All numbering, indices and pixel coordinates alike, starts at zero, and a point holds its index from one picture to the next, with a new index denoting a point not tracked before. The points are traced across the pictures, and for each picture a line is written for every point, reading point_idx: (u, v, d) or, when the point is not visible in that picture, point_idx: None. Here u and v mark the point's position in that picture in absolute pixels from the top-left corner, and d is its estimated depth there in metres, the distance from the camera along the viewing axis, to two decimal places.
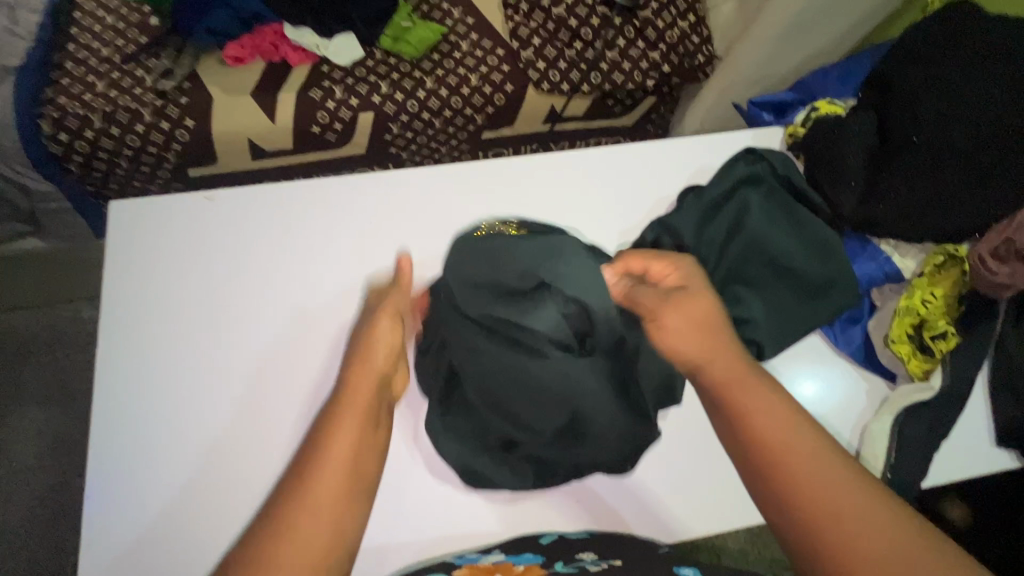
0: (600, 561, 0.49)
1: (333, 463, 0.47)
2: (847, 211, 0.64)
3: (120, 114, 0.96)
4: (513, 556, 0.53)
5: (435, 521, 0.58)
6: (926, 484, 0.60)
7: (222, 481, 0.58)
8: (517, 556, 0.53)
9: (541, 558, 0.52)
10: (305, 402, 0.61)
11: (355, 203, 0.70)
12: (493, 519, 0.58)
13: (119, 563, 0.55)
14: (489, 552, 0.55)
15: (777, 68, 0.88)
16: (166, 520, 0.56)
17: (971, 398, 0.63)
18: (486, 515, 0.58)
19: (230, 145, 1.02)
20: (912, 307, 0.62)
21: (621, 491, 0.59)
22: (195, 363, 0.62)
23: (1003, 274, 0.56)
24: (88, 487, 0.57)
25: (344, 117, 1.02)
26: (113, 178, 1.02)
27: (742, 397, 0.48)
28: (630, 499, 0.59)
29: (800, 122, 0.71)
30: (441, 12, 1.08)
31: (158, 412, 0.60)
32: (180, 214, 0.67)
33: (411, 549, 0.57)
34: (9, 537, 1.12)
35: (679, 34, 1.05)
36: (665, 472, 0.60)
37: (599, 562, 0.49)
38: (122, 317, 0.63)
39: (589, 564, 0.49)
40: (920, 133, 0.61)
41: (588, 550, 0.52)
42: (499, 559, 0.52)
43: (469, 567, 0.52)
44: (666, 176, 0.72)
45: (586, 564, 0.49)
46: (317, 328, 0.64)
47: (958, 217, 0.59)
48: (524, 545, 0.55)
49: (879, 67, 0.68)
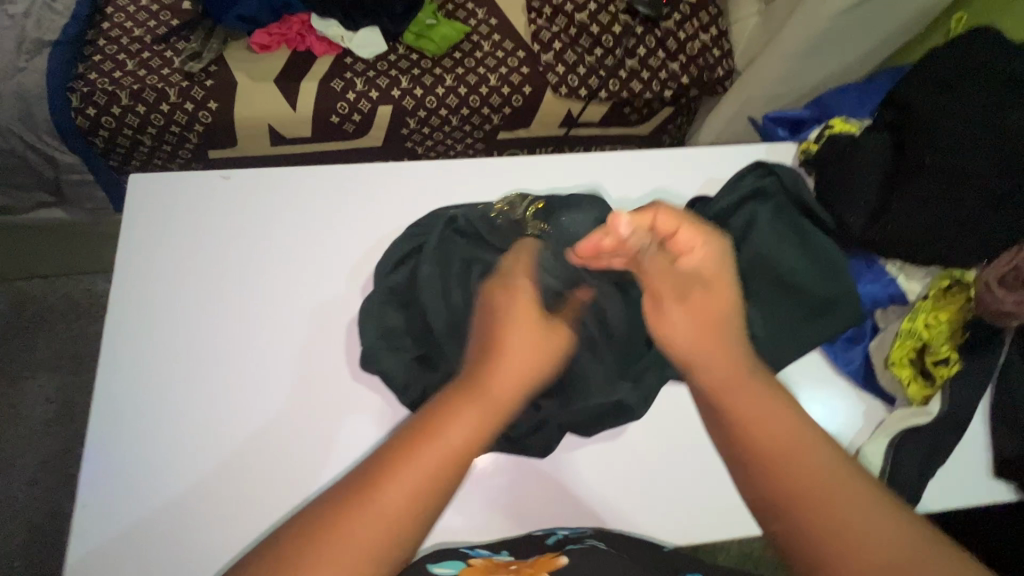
0: (608, 554, 0.49)
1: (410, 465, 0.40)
2: (856, 229, 0.64)
3: (146, 93, 0.99)
4: (523, 551, 0.51)
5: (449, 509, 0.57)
6: (921, 508, 0.60)
7: (215, 458, 0.58)
8: (527, 548, 0.51)
9: (552, 550, 0.51)
10: (302, 381, 0.62)
11: (364, 190, 0.71)
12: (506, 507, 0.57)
13: (109, 531, 0.55)
14: (500, 546, 0.53)
15: (798, 84, 0.87)
16: (158, 492, 0.56)
17: (970, 427, 0.63)
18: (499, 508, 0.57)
19: (250, 130, 1.04)
20: (915, 330, 0.61)
21: (629, 489, 0.59)
22: (197, 339, 0.63)
23: (1010, 302, 0.56)
24: (85, 453, 0.57)
25: (363, 109, 1.04)
26: (135, 154, 1.04)
27: (736, 393, 0.46)
28: (639, 497, 0.59)
29: (814, 140, 0.71)
30: (466, 12, 1.10)
31: (158, 384, 0.61)
32: (194, 194, 0.69)
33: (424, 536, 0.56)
34: (10, 499, 1.14)
35: (700, 46, 1.05)
36: (673, 472, 0.60)
37: (609, 556, 0.48)
38: (133, 287, 0.65)
39: (602, 556, 0.48)
40: (935, 154, 0.60)
41: (597, 541, 0.52)
42: (509, 550, 0.51)
43: (480, 560, 0.50)
44: (673, 184, 0.72)
45: (600, 556, 0.48)
46: (317, 310, 0.65)
47: (972, 242, 0.58)
48: (532, 539, 0.54)
49: (896, 88, 0.68)
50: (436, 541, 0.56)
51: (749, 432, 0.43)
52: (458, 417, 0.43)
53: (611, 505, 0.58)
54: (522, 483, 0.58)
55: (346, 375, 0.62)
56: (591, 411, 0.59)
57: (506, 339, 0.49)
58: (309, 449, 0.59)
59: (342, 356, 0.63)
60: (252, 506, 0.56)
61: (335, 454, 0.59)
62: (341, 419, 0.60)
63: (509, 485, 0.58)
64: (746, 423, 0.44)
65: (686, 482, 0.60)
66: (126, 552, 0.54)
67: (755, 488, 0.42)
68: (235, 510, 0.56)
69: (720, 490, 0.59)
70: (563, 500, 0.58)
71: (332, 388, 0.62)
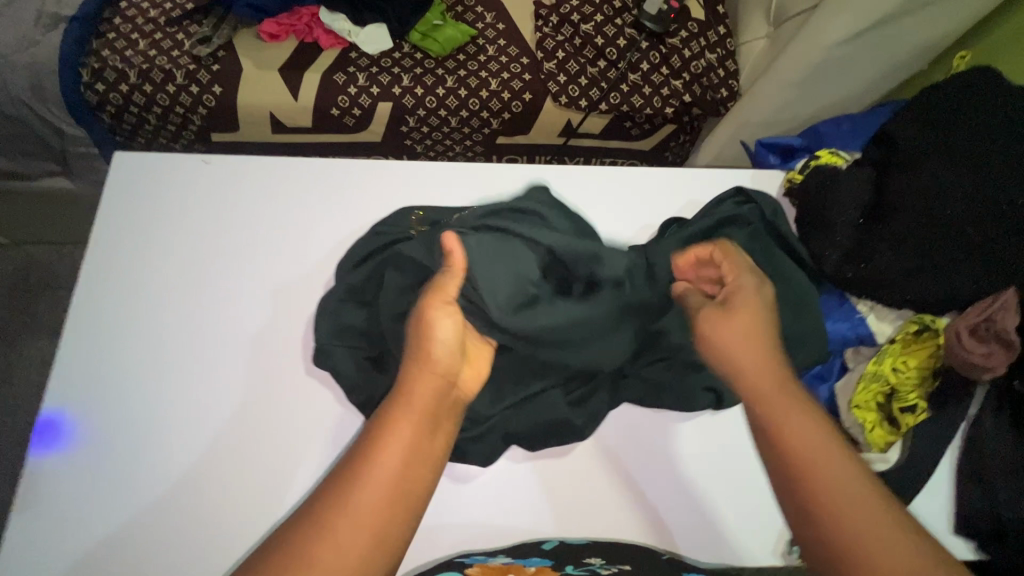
0: (609, 566, 0.52)
1: (376, 481, 0.42)
2: (830, 265, 0.62)
3: (154, 73, 1.01)
4: (522, 559, 0.54)
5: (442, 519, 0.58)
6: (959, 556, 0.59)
7: (172, 442, 0.60)
8: (526, 558, 0.54)
9: (551, 560, 0.54)
10: (261, 371, 0.63)
11: (341, 185, 0.72)
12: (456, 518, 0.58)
13: (52, 500, 0.57)
14: (497, 555, 0.55)
15: (796, 111, 0.85)
16: (99, 465, 0.59)
17: (933, 479, 0.61)
18: (492, 518, 0.58)
19: (252, 116, 1.05)
20: (882, 374, 0.59)
21: (620, 500, 0.59)
22: (160, 320, 0.65)
23: (979, 354, 0.54)
24: (47, 424, 0.60)
25: (363, 104, 1.05)
26: (141, 132, 1.07)
27: (776, 406, 0.47)
28: (633, 508, 0.59)
29: (799, 170, 0.70)
30: (474, 16, 1.10)
31: (115, 360, 0.63)
32: (179, 177, 0.71)
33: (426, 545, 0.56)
34: None
35: (705, 66, 1.04)
36: (665, 484, 0.60)
37: (609, 568, 0.52)
38: (109, 266, 0.67)
39: (599, 567, 0.52)
40: (914, 197, 0.59)
41: (596, 556, 0.54)
42: (509, 559, 0.54)
43: (480, 567, 0.53)
44: (652, 204, 0.71)
45: (597, 567, 0.52)
46: (282, 301, 0.66)
47: (945, 287, 0.57)
48: (528, 548, 0.56)
49: (887, 125, 0.66)
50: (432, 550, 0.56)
51: (801, 461, 0.44)
52: (396, 431, 0.44)
53: (593, 518, 0.58)
54: (504, 493, 0.59)
55: (301, 368, 0.64)
56: (543, 427, 0.59)
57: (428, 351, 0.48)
58: (263, 438, 0.60)
59: (302, 348, 0.64)
60: (188, 489, 0.58)
61: (279, 446, 0.60)
62: (289, 412, 0.62)
63: (501, 493, 0.59)
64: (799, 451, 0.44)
65: (678, 494, 0.60)
66: (62, 518, 0.57)
67: (797, 502, 0.43)
68: (186, 492, 0.58)
69: (700, 506, 0.59)
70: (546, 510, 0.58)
71: (286, 381, 0.63)
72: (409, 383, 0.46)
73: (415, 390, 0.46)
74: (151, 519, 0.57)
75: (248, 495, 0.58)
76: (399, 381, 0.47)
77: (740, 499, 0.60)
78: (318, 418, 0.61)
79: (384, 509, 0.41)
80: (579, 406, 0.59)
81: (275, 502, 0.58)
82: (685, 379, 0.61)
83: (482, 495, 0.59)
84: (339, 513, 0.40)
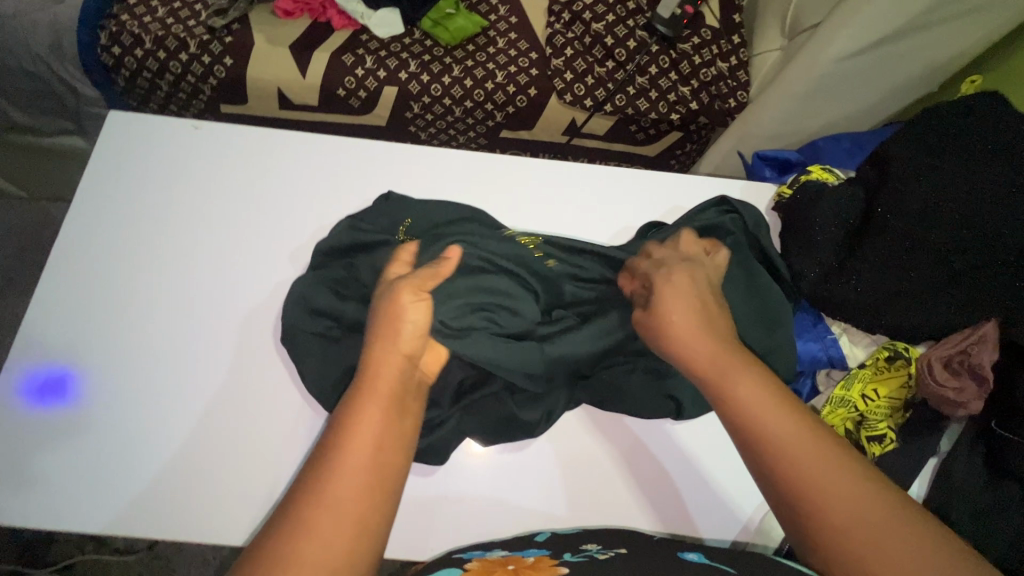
0: (606, 550, 0.48)
1: (344, 471, 0.39)
2: (808, 283, 0.61)
3: (169, 40, 1.02)
4: (520, 550, 0.50)
5: (417, 519, 0.57)
6: None
7: (137, 403, 0.61)
8: (524, 550, 0.50)
9: (548, 550, 0.50)
10: (229, 339, 0.64)
11: (326, 161, 0.72)
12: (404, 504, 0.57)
13: (23, 448, 0.59)
14: (493, 548, 0.52)
15: (797, 127, 0.85)
16: (64, 420, 0.60)
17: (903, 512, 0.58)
18: (476, 516, 0.58)
19: (261, 91, 1.07)
20: (850, 400, 0.57)
21: (600, 487, 0.59)
22: (138, 282, 0.66)
23: (950, 388, 0.53)
24: (32, 380, 0.62)
25: (370, 87, 1.05)
26: (153, 97, 1.09)
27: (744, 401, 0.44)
28: (613, 496, 0.59)
29: (789, 184, 0.68)
30: (488, 7, 1.10)
31: (89, 317, 0.65)
32: (169, 143, 0.72)
33: (407, 542, 0.57)
34: None
35: (715, 74, 1.03)
36: (639, 475, 0.60)
37: (606, 551, 0.48)
38: (96, 223, 0.68)
39: (595, 552, 0.48)
40: (902, 220, 0.58)
41: (594, 542, 0.51)
42: (505, 553, 0.50)
43: (480, 562, 0.48)
44: (635, 207, 0.70)
45: (594, 552, 0.48)
46: (257, 272, 0.67)
47: (921, 314, 0.56)
48: (525, 541, 0.53)
49: (884, 144, 0.63)
50: (422, 548, 0.57)
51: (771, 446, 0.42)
52: (367, 413, 0.42)
53: (559, 505, 0.59)
54: (465, 489, 0.59)
55: (269, 338, 0.64)
56: (500, 420, 0.59)
57: (381, 346, 0.47)
58: (227, 406, 0.62)
59: (272, 318, 0.65)
60: (150, 450, 0.60)
61: (244, 413, 0.61)
62: (257, 380, 0.63)
63: (478, 486, 0.59)
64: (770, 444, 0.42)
65: (655, 486, 0.60)
66: (28, 469, 0.59)
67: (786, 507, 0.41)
68: (150, 452, 0.60)
69: (664, 500, 0.59)
70: (515, 499, 0.58)
71: (253, 351, 0.64)
72: (373, 367, 0.46)
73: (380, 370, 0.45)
74: (115, 474, 0.59)
75: (207, 458, 0.60)
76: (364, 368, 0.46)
77: (699, 492, 0.60)
78: (284, 387, 0.63)
79: (363, 487, 0.39)
80: (530, 401, 0.59)
81: (237, 466, 0.60)
82: (647, 386, 0.60)
83: (457, 493, 0.58)
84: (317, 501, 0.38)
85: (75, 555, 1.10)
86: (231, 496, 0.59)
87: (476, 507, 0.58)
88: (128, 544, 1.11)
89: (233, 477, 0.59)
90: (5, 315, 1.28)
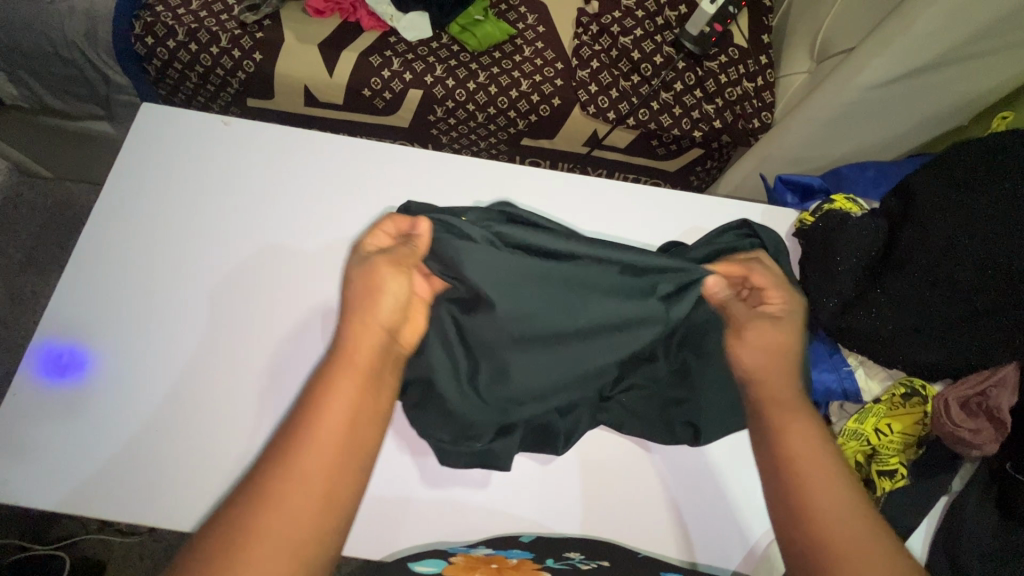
0: (589, 561, 0.54)
1: (321, 440, 0.42)
2: (826, 315, 0.60)
3: (202, 33, 1.03)
4: (504, 550, 0.55)
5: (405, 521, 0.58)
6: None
7: (145, 385, 0.62)
8: (508, 550, 0.55)
9: (532, 553, 0.54)
10: (243, 333, 0.65)
11: (352, 163, 0.73)
12: (411, 506, 0.58)
13: (31, 421, 0.61)
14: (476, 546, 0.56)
15: (818, 153, 0.86)
16: (84, 403, 0.61)
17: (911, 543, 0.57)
18: (461, 519, 0.58)
19: (288, 87, 1.08)
20: (863, 433, 0.57)
21: (584, 498, 0.60)
22: (156, 268, 0.67)
23: (966, 428, 0.52)
24: (46, 354, 0.63)
25: (395, 88, 1.06)
26: (182, 87, 1.10)
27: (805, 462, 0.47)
28: (596, 507, 0.59)
29: (812, 212, 0.67)
30: (516, 15, 1.11)
31: (105, 298, 0.66)
32: (196, 136, 0.73)
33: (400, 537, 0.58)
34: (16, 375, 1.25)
35: (741, 94, 1.03)
36: (627, 491, 0.60)
37: (589, 562, 0.54)
38: (118, 206, 0.70)
39: (577, 562, 0.53)
40: (924, 256, 0.57)
41: (575, 550, 0.56)
42: (491, 551, 0.55)
43: (465, 557, 0.54)
44: (655, 226, 0.70)
45: (576, 562, 0.53)
46: (277, 272, 0.68)
47: (941, 352, 0.56)
48: (507, 542, 0.57)
49: (912, 176, 0.63)
50: (403, 543, 0.57)
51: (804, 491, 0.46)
52: (343, 386, 0.44)
53: (557, 519, 0.59)
54: (463, 498, 0.59)
55: (282, 335, 0.65)
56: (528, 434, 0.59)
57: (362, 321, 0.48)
58: (232, 395, 0.62)
59: (290, 318, 0.66)
60: (152, 431, 0.61)
61: (260, 407, 0.62)
62: (272, 376, 0.63)
63: (467, 492, 0.59)
64: (806, 479, 0.46)
65: (639, 500, 0.60)
66: (45, 447, 0.60)
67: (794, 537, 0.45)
68: (152, 432, 0.61)
69: (666, 519, 0.59)
70: (516, 508, 0.59)
71: (267, 347, 0.64)
72: (348, 338, 0.47)
73: (365, 338, 0.47)
74: (117, 453, 0.60)
75: (206, 442, 0.60)
76: (337, 342, 0.47)
77: (696, 512, 0.60)
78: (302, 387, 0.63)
79: (323, 485, 0.40)
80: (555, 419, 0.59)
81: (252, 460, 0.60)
82: (653, 409, 0.61)
83: (447, 496, 0.59)
84: (272, 506, 0.38)
85: (79, 532, 1.12)
86: None
87: (472, 515, 0.58)
88: (130, 526, 1.13)
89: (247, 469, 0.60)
90: (25, 292, 1.31)
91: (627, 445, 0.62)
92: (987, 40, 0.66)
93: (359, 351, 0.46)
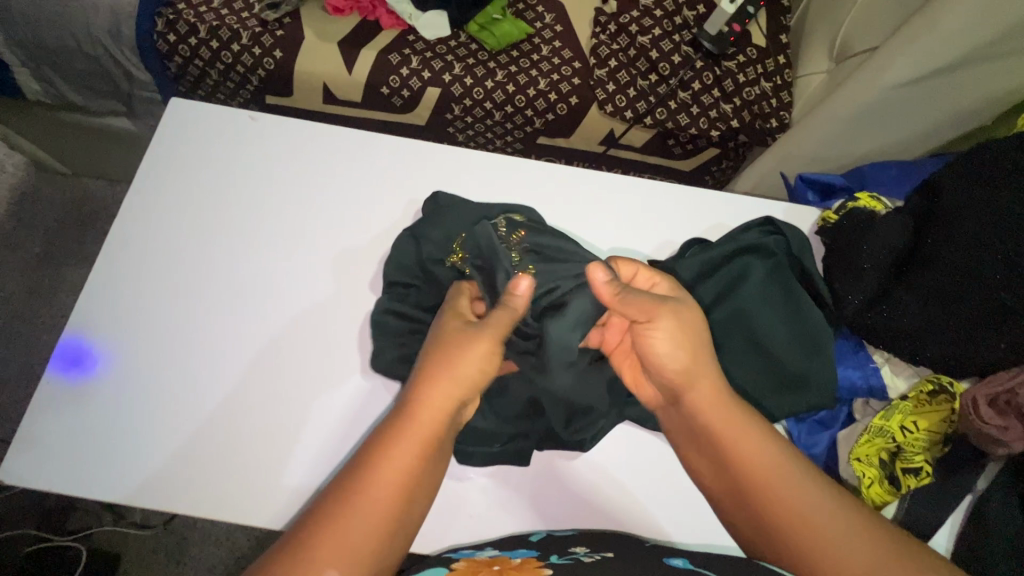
0: (593, 554, 0.51)
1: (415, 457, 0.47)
2: (850, 310, 0.62)
3: (223, 30, 1.04)
4: (509, 551, 0.53)
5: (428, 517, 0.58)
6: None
7: (168, 379, 0.63)
8: (513, 551, 0.53)
9: (537, 552, 0.53)
10: (267, 325, 0.66)
11: (376, 157, 0.74)
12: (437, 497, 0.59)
13: (55, 414, 0.61)
14: (483, 548, 0.55)
15: (838, 152, 0.86)
16: (109, 392, 0.62)
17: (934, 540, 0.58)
18: (481, 513, 0.59)
19: (308, 85, 1.09)
20: (888, 430, 0.57)
21: (604, 494, 0.60)
22: (181, 261, 0.68)
23: (995, 426, 0.52)
24: (70, 348, 0.64)
25: (413, 86, 1.06)
26: (202, 84, 1.11)
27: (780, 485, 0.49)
28: (615, 503, 0.60)
29: (834, 210, 0.68)
30: (534, 14, 1.11)
31: (128, 293, 0.67)
32: (223, 130, 0.74)
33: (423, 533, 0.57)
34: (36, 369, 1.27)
35: (759, 93, 1.03)
36: (647, 487, 0.61)
37: (592, 555, 0.51)
38: (143, 200, 0.71)
39: (582, 556, 0.51)
40: (951, 253, 0.58)
41: (582, 545, 0.54)
42: (494, 554, 0.53)
43: (466, 561, 0.52)
44: (679, 222, 0.71)
45: (580, 555, 0.50)
46: (302, 266, 0.68)
47: (967, 349, 0.56)
48: (515, 542, 0.56)
49: (937, 174, 0.63)
50: (424, 542, 0.57)
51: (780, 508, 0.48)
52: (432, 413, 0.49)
53: (577, 515, 0.59)
54: (480, 497, 0.59)
55: (307, 328, 0.66)
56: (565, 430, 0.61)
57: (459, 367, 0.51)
58: (254, 389, 0.63)
59: (315, 310, 0.67)
60: (175, 425, 0.61)
61: (281, 401, 0.63)
62: (295, 370, 0.64)
63: (485, 487, 0.59)
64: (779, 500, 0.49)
65: (660, 492, 0.61)
66: (72, 435, 0.61)
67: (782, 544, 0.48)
68: (174, 426, 0.61)
69: (692, 510, 0.60)
70: (539, 502, 0.59)
71: (290, 341, 0.65)
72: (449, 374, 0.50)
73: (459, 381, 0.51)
74: (141, 448, 0.61)
75: (228, 436, 0.61)
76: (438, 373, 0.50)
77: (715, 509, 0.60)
78: (323, 381, 0.64)
79: (397, 506, 0.45)
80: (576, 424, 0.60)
81: (274, 449, 0.61)
82: None
83: (469, 491, 0.59)
84: (364, 509, 0.44)
85: (93, 524, 1.13)
86: (265, 481, 0.60)
87: (490, 512, 0.59)
88: (145, 518, 1.14)
89: (268, 465, 0.61)
90: (42, 286, 1.32)
91: (643, 440, 0.62)
92: (1012, 40, 0.66)
93: (436, 396, 0.49)
